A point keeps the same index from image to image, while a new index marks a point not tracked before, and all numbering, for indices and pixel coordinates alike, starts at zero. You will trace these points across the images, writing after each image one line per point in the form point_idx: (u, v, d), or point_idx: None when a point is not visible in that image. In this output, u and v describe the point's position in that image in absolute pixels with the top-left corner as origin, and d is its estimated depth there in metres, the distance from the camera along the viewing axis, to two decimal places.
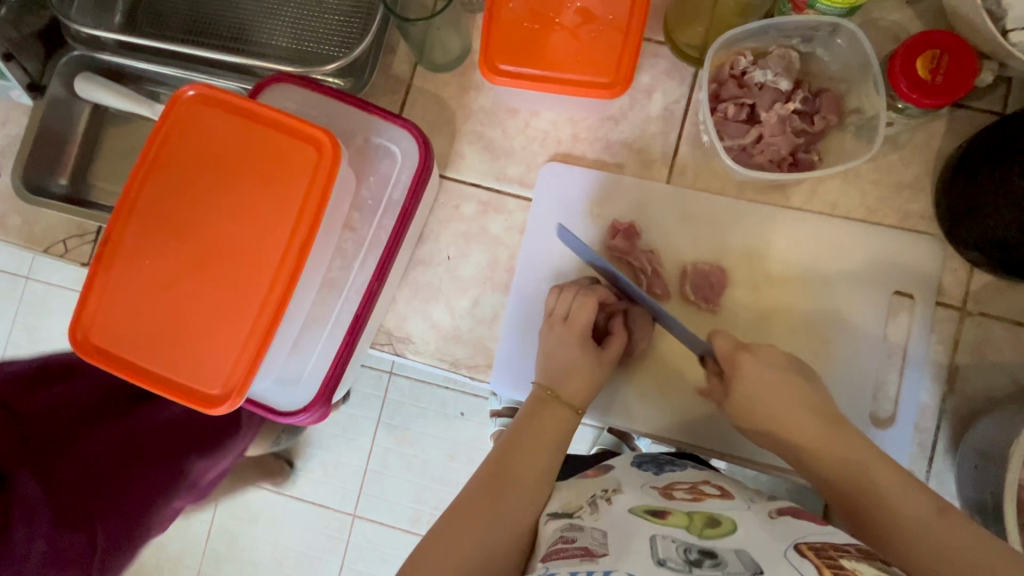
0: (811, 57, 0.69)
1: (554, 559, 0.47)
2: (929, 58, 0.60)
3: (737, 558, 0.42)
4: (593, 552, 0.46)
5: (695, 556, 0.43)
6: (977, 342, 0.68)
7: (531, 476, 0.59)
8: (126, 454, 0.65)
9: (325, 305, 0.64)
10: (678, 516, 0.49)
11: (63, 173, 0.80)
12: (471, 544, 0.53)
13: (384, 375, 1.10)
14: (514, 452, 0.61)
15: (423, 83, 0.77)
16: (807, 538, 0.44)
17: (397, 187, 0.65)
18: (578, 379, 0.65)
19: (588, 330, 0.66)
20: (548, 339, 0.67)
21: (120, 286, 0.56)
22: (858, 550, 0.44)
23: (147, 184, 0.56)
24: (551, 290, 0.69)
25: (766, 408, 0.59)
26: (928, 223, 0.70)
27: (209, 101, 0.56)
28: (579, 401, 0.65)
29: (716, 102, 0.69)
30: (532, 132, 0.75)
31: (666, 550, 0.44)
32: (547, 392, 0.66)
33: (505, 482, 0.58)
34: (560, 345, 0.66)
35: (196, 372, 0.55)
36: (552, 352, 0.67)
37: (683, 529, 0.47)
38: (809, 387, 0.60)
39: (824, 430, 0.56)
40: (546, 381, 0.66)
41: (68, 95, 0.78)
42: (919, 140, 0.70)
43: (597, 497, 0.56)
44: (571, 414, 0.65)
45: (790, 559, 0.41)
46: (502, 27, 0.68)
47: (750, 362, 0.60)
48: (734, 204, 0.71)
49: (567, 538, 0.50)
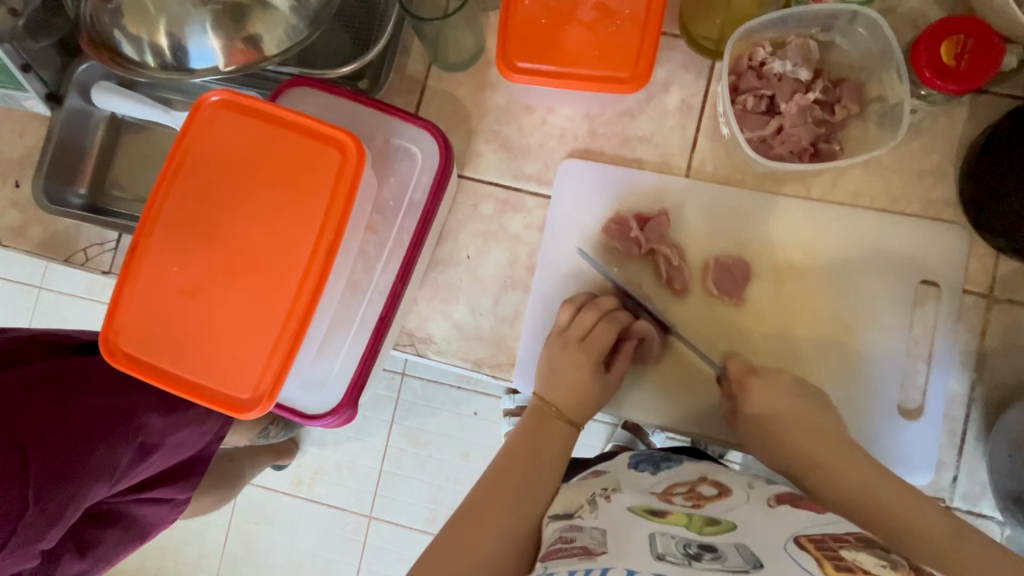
0: (831, 46, 0.69)
1: (554, 559, 0.47)
2: (953, 44, 0.60)
3: (736, 552, 0.44)
4: (591, 550, 0.46)
5: (694, 550, 0.44)
6: (1005, 328, 0.67)
7: (527, 482, 0.61)
8: (75, 396, 0.59)
9: (350, 307, 0.64)
10: (677, 516, 0.50)
11: (82, 182, 0.80)
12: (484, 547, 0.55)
13: (397, 376, 1.11)
14: (505, 463, 0.62)
15: (438, 82, 0.77)
16: (807, 532, 0.46)
17: (418, 188, 0.65)
18: (580, 399, 0.67)
19: (595, 357, 0.66)
20: (556, 356, 0.68)
21: (148, 293, 0.56)
22: (857, 539, 0.46)
23: (171, 191, 0.56)
24: (566, 305, 0.69)
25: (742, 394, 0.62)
26: (952, 210, 0.69)
27: (233, 106, 0.57)
28: (576, 417, 0.67)
29: (735, 94, 0.68)
30: (550, 128, 0.75)
31: (666, 547, 0.45)
32: (548, 407, 0.67)
33: (497, 495, 0.59)
34: (569, 364, 0.67)
35: (226, 378, 0.55)
36: (557, 372, 0.67)
37: (682, 526, 0.49)
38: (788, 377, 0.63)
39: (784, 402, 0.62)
40: (547, 396, 0.67)
41: (86, 106, 0.79)
42: (942, 127, 0.70)
43: (597, 495, 0.57)
44: (567, 427, 0.67)
45: (793, 554, 0.43)
46: (518, 25, 0.67)
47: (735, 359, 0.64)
48: (753, 196, 0.70)
49: (566, 538, 0.50)
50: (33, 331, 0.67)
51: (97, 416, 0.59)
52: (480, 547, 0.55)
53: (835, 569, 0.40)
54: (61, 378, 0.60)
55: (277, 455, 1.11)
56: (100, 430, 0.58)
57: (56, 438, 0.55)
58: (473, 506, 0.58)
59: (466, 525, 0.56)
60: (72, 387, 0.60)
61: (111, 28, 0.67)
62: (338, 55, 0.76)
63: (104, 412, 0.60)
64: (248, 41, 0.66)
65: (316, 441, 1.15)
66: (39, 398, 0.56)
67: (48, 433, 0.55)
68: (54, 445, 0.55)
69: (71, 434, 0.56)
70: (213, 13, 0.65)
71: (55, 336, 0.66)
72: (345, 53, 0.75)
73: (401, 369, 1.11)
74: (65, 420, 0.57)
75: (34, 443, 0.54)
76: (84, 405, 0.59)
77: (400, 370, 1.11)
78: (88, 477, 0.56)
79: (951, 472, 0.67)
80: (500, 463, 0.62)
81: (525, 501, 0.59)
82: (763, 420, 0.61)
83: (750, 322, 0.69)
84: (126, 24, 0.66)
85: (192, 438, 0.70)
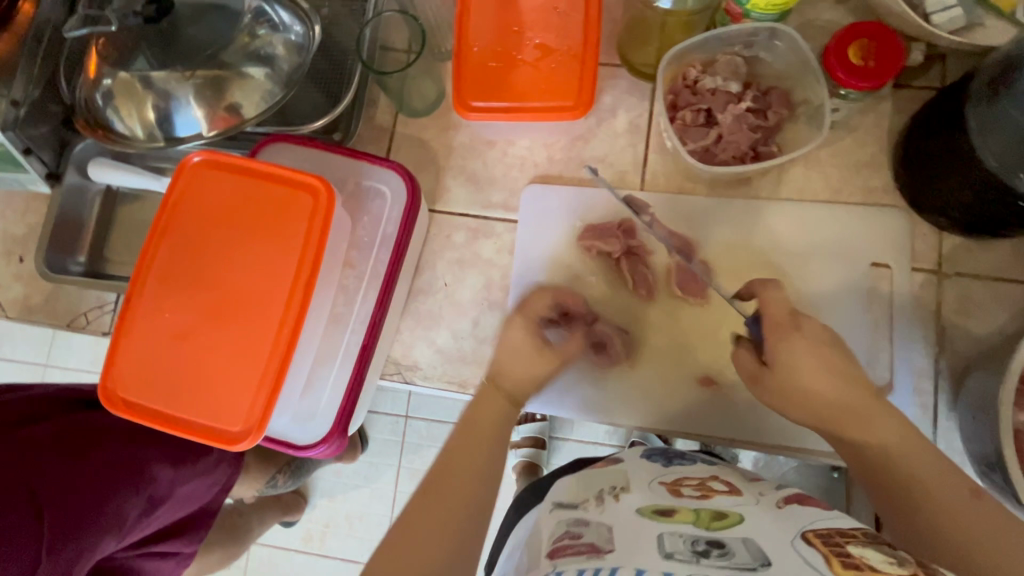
0: (756, 60, 0.75)
1: (561, 556, 0.48)
2: (860, 47, 0.65)
3: (743, 546, 0.45)
4: (599, 547, 0.48)
5: (703, 547, 0.45)
6: (958, 300, 0.70)
7: (469, 461, 0.61)
8: (88, 449, 0.65)
9: (333, 339, 0.67)
10: (685, 512, 0.51)
11: (81, 251, 0.86)
12: (425, 553, 0.53)
13: (400, 419, 1.15)
14: (451, 442, 0.63)
15: (405, 128, 0.83)
16: (814, 527, 0.46)
17: (390, 223, 0.69)
18: (526, 375, 0.67)
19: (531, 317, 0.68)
20: (497, 332, 0.68)
21: (143, 340, 0.60)
22: (865, 534, 0.46)
23: (160, 245, 0.61)
24: (498, 284, 0.69)
25: (808, 378, 0.59)
26: (891, 196, 0.74)
27: (213, 166, 0.62)
28: (514, 389, 0.66)
29: (675, 111, 0.74)
30: (510, 159, 0.81)
31: (674, 545, 0.46)
32: (484, 381, 0.67)
33: (439, 488, 0.58)
34: (508, 341, 0.67)
35: (218, 413, 0.59)
36: (499, 346, 0.67)
37: (690, 523, 0.50)
38: (852, 365, 0.59)
39: (869, 406, 0.58)
40: (491, 378, 0.67)
41: (83, 181, 0.85)
42: (870, 121, 0.75)
43: (604, 492, 0.59)
44: (508, 406, 0.66)
45: (800, 551, 0.43)
46: (470, 69, 0.74)
47: (803, 339, 0.59)
48: (704, 201, 0.75)
49: (574, 534, 0.52)
50: (61, 386, 0.73)
51: (108, 471, 0.64)
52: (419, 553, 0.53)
53: (843, 567, 0.40)
54: (77, 435, 0.65)
55: (286, 511, 1.13)
56: (112, 484, 0.64)
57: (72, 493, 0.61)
58: (417, 508, 0.56)
59: (402, 524, 0.55)
60: (87, 440, 0.65)
61: (104, 109, 0.74)
62: (312, 112, 0.83)
63: (118, 468, 0.65)
64: (229, 109, 0.74)
65: (325, 493, 1.18)
66: (51, 454, 0.62)
67: (61, 490, 0.60)
68: (68, 500, 0.60)
69: (85, 489, 0.62)
70: (194, 87, 0.73)
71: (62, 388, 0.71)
72: (320, 109, 0.83)
73: (403, 412, 1.16)
74: (81, 476, 0.62)
75: (46, 497, 0.59)
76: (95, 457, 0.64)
77: (403, 414, 1.16)
78: (98, 530, 0.61)
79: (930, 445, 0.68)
80: (444, 463, 0.61)
81: (477, 504, 0.58)
82: (821, 399, 0.59)
83: (716, 319, 0.72)
84: (117, 105, 0.74)
85: (200, 491, 0.75)
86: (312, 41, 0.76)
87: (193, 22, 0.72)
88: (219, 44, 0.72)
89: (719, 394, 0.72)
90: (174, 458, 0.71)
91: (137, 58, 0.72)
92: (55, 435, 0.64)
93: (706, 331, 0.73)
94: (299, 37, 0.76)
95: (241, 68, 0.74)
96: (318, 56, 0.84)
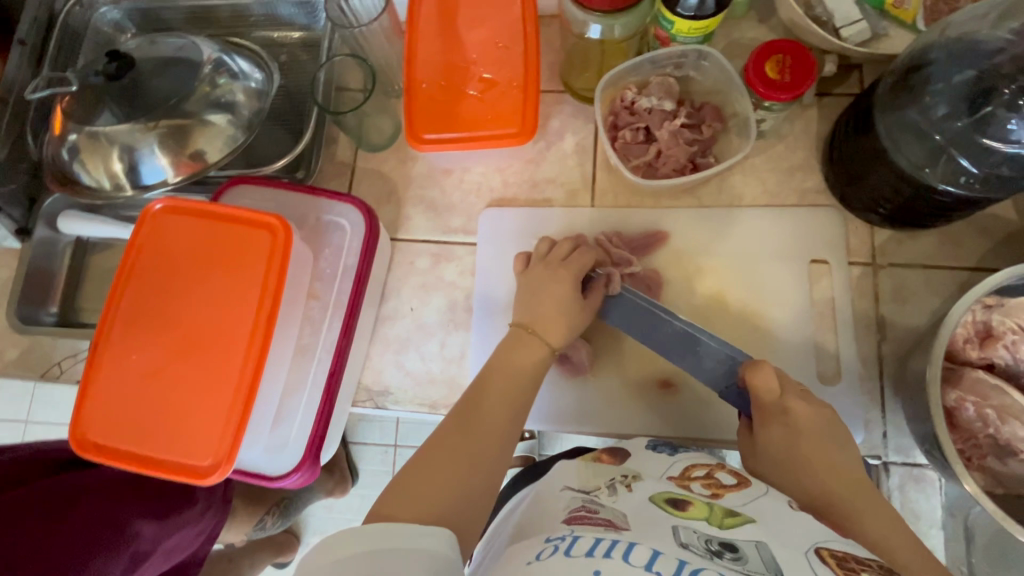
0: (687, 79, 0.81)
1: (579, 523, 0.48)
2: (776, 62, 0.71)
3: (757, 552, 0.43)
4: (616, 524, 0.47)
5: (716, 547, 0.44)
6: (894, 290, 0.75)
7: (502, 409, 0.62)
8: (68, 507, 0.65)
9: (301, 369, 0.69)
10: (698, 508, 0.50)
11: (53, 303, 0.87)
12: (449, 476, 0.54)
13: (389, 448, 1.17)
14: (487, 385, 0.64)
15: (365, 163, 0.87)
16: (829, 544, 0.45)
17: (350, 254, 0.72)
18: (560, 318, 0.68)
19: (575, 272, 0.71)
20: (542, 275, 0.72)
21: (111, 382, 0.62)
22: (880, 565, 0.45)
23: (126, 290, 0.63)
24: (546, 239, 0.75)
25: (794, 455, 0.59)
26: (824, 196, 0.79)
27: (175, 211, 0.65)
28: (552, 338, 0.68)
29: (616, 131, 0.79)
30: (467, 185, 0.85)
31: (689, 537, 0.44)
32: (525, 331, 0.68)
33: (473, 432, 0.59)
34: (553, 280, 0.70)
35: (188, 449, 0.60)
36: (539, 292, 0.70)
37: (702, 520, 0.48)
38: (842, 448, 0.60)
39: (857, 492, 0.56)
40: (528, 322, 0.69)
41: (52, 234, 0.87)
42: (799, 128, 0.80)
43: (615, 481, 0.58)
44: (544, 349, 0.67)
45: (814, 565, 0.42)
46: (421, 104, 0.78)
47: (802, 407, 0.61)
48: (652, 213, 0.80)
49: (589, 508, 0.52)
50: (38, 445, 0.74)
51: (88, 531, 0.64)
52: (440, 477, 0.54)
53: None
54: (54, 497, 0.65)
55: (278, 552, 1.14)
56: (94, 543, 0.64)
57: (53, 552, 0.60)
58: (427, 451, 0.57)
59: (425, 464, 0.56)
60: (65, 499, 0.65)
61: (71, 163, 0.77)
62: (274, 153, 0.86)
63: (99, 525, 0.65)
64: (193, 156, 0.77)
65: (316, 530, 1.18)
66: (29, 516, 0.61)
67: (39, 553, 0.59)
68: (50, 561, 0.59)
69: (67, 549, 0.61)
70: (158, 137, 0.76)
71: (40, 449, 0.73)
72: (282, 150, 0.86)
73: (392, 441, 1.17)
74: (64, 538, 0.62)
75: (25, 560, 0.58)
76: (75, 516, 0.64)
77: (391, 443, 1.18)
78: None
79: (881, 429, 0.72)
80: (485, 395, 0.63)
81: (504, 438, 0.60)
82: (808, 480, 0.58)
83: None
84: (83, 159, 0.77)
85: (184, 542, 0.77)
86: (271, 86, 0.81)
87: (157, 76, 0.76)
88: (180, 94, 0.76)
89: (678, 398, 0.74)
90: (156, 513, 0.72)
91: (104, 112, 0.75)
92: (33, 496, 0.64)
93: None
94: (259, 83, 0.81)
95: (204, 116, 0.77)
96: (280, 100, 0.89)
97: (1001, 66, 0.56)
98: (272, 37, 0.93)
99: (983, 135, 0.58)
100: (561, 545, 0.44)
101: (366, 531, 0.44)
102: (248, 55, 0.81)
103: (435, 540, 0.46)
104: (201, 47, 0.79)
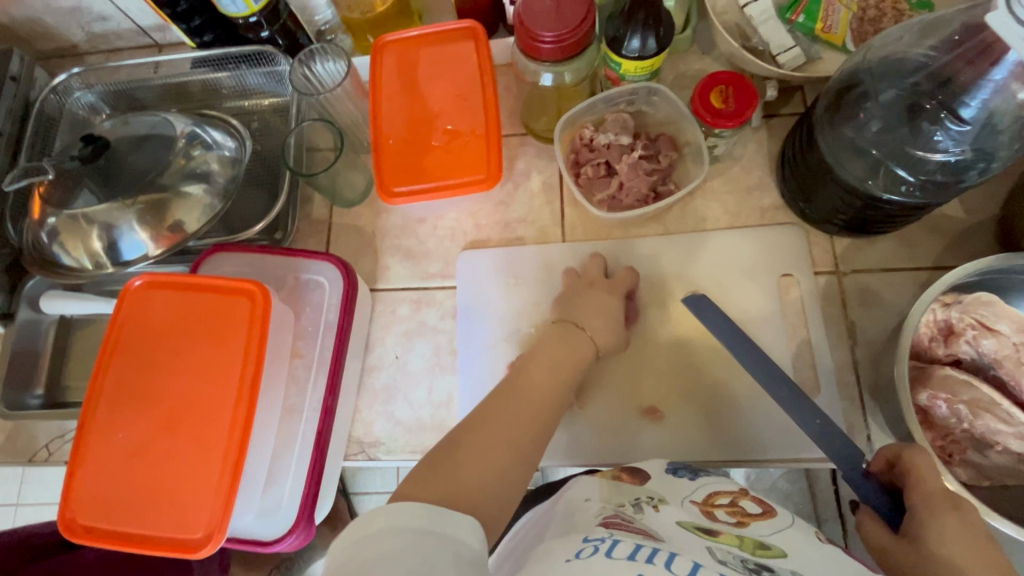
0: (641, 114, 0.85)
1: (617, 528, 0.50)
2: (720, 92, 0.75)
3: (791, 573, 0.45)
4: (652, 534, 0.49)
5: (753, 566, 0.46)
6: (860, 295, 0.77)
7: (541, 400, 0.62)
8: None
9: (290, 429, 0.70)
10: (728, 535, 0.51)
11: (38, 385, 0.87)
12: (489, 463, 0.53)
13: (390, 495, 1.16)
14: (528, 372, 0.64)
15: (341, 218, 0.89)
16: None
17: (331, 309, 0.74)
18: (606, 317, 0.73)
19: (610, 287, 0.76)
20: (590, 288, 0.76)
21: (98, 462, 0.62)
22: None
23: (110, 369, 0.64)
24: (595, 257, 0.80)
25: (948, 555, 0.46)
26: (783, 211, 0.82)
27: (155, 286, 0.66)
28: (598, 337, 0.71)
29: (579, 167, 0.83)
30: (441, 231, 0.87)
31: (726, 556, 0.46)
32: (573, 325, 0.71)
33: (511, 416, 0.59)
34: (597, 291, 0.75)
35: (179, 523, 0.60)
36: (584, 299, 0.74)
37: (735, 545, 0.49)
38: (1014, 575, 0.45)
39: None
40: (579, 321, 0.72)
41: (35, 315, 0.88)
42: (751, 149, 0.85)
43: (642, 502, 0.58)
44: (588, 342, 0.70)
45: None
46: (390, 159, 0.82)
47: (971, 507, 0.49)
48: (621, 243, 0.82)
49: (624, 517, 0.53)
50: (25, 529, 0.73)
51: None
52: (483, 463, 0.53)
53: None
54: None
55: None
56: None
57: None
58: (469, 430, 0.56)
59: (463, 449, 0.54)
60: None
61: (49, 244, 0.79)
62: (250, 217, 0.89)
63: None
64: (172, 228, 0.79)
65: None
66: None
67: None
68: None
69: None
70: (136, 213, 0.78)
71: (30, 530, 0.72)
72: (258, 213, 0.89)
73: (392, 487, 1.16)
74: None
75: None
76: None
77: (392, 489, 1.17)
78: None
79: (865, 433, 0.73)
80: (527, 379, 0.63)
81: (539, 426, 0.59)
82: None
83: (647, 347, 0.78)
84: (63, 240, 0.78)
85: None
86: (244, 153, 0.84)
87: (133, 153, 0.78)
88: (157, 169, 0.78)
89: (667, 421, 0.75)
90: None
91: (81, 192, 0.76)
92: None
93: (642, 360, 0.78)
94: (232, 151, 0.84)
95: (179, 187, 0.79)
96: (254, 165, 0.92)
97: (920, 84, 0.61)
98: (243, 107, 0.97)
99: (914, 147, 0.62)
100: (601, 545, 0.46)
101: (398, 529, 0.42)
102: (220, 126, 0.85)
103: (463, 530, 0.45)
104: (174, 123, 0.81)
